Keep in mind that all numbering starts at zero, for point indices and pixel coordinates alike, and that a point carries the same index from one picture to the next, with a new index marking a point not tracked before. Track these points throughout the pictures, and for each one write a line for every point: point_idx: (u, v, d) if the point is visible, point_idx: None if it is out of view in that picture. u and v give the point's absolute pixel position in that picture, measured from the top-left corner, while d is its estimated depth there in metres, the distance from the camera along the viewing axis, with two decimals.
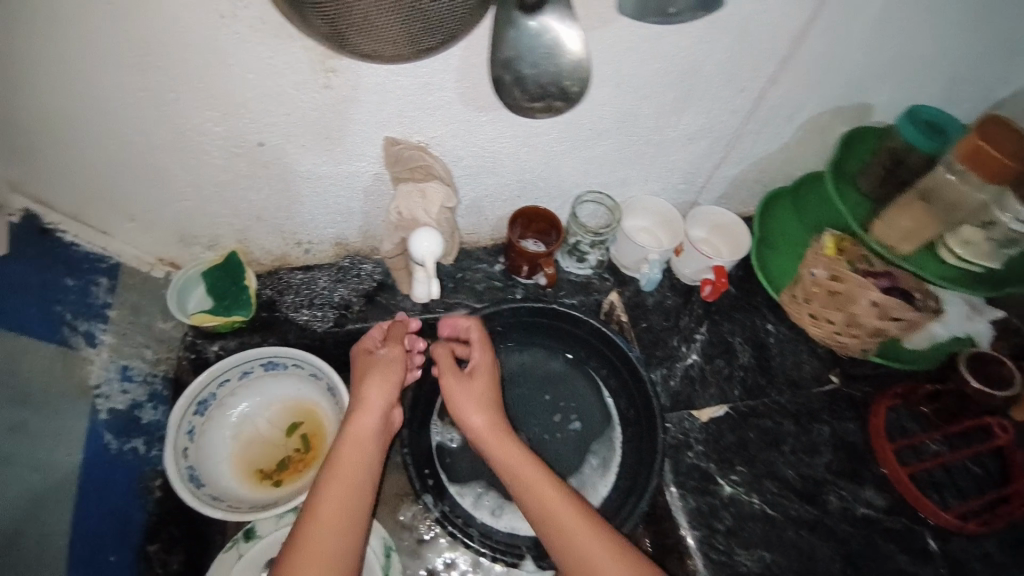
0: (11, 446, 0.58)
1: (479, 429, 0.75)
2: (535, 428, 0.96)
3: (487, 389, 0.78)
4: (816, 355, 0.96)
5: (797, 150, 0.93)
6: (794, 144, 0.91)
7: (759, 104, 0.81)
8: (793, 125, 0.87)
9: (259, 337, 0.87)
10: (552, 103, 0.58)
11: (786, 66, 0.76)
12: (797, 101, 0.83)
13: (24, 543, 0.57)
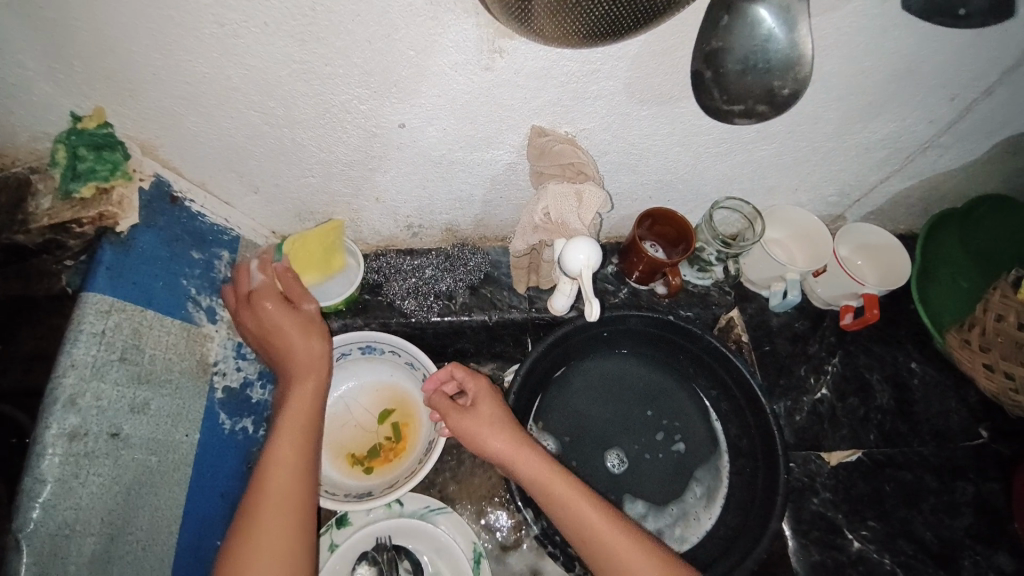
0: (134, 427, 0.55)
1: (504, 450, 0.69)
2: (634, 445, 0.89)
3: (501, 412, 0.73)
4: (965, 404, 0.85)
5: (974, 169, 0.81)
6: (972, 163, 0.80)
7: (948, 117, 0.71)
8: (981, 140, 0.75)
9: (360, 320, 0.84)
10: (755, 107, 0.50)
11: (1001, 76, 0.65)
12: (993, 118, 0.72)
13: (138, 527, 0.53)
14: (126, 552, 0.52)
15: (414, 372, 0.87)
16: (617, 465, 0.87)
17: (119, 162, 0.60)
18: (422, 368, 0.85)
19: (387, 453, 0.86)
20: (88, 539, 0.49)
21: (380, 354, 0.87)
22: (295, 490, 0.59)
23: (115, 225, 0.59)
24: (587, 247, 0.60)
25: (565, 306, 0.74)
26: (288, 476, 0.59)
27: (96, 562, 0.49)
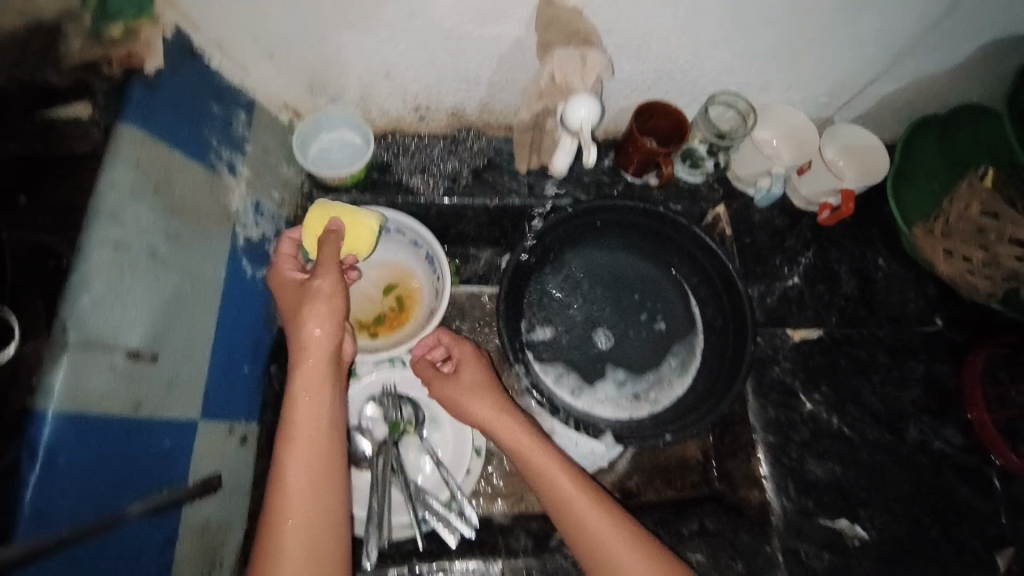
0: (169, 251, 0.61)
1: (486, 418, 0.77)
2: (619, 324, 0.97)
3: (480, 378, 0.80)
4: (924, 296, 0.92)
5: (960, 73, 0.84)
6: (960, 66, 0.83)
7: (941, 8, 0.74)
8: (968, 39, 0.78)
9: (369, 197, 0.89)
10: None
11: None
12: (982, 16, 0.75)
13: (176, 336, 0.61)
14: (168, 353, 0.60)
15: (419, 252, 0.93)
16: (604, 342, 0.96)
17: (143, 5, 0.62)
18: (427, 246, 0.91)
19: (391, 322, 0.93)
20: (135, 335, 0.56)
21: (387, 234, 0.93)
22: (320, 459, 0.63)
23: (142, 66, 0.61)
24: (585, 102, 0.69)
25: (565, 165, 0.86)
26: (308, 485, 0.62)
27: (141, 355, 0.56)
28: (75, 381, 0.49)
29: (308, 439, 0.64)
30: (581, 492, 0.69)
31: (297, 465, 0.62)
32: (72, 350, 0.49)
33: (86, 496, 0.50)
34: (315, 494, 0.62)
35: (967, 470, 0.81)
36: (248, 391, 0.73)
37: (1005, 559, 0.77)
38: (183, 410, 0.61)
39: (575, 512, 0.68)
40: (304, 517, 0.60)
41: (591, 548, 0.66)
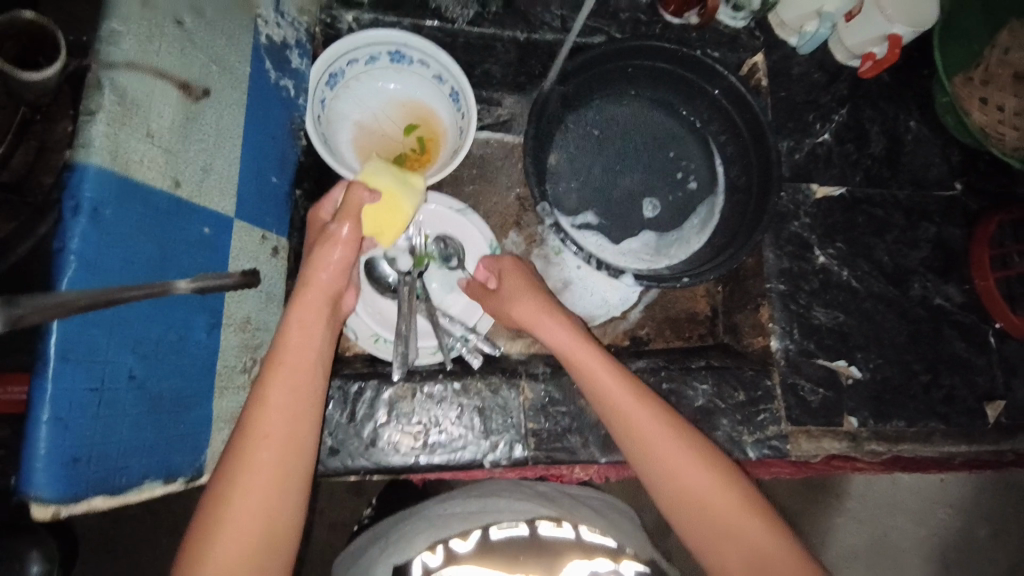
0: (195, 24, 0.56)
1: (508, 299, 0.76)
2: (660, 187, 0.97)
3: (520, 283, 0.77)
4: (946, 161, 0.92)
5: None
6: None
7: None
8: None
9: (393, 18, 0.84)
10: None
11: None
12: None
13: (206, 121, 0.57)
14: (199, 137, 0.57)
15: (442, 87, 0.88)
16: (650, 212, 0.95)
17: None
18: (452, 80, 0.86)
19: (413, 163, 0.89)
20: (167, 108, 0.53)
21: (408, 66, 0.87)
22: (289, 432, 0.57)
23: None
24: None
25: None
26: (296, 403, 0.58)
27: (176, 131, 0.54)
28: (116, 136, 0.47)
29: (295, 360, 0.60)
30: (631, 393, 0.67)
31: (283, 386, 0.58)
32: (109, 98, 0.46)
33: (136, 258, 0.50)
34: (303, 409, 0.59)
35: (962, 324, 0.87)
36: (277, 204, 0.71)
37: (993, 411, 0.85)
38: (217, 201, 0.59)
39: (617, 405, 0.66)
40: (285, 435, 0.57)
41: (615, 416, 0.67)
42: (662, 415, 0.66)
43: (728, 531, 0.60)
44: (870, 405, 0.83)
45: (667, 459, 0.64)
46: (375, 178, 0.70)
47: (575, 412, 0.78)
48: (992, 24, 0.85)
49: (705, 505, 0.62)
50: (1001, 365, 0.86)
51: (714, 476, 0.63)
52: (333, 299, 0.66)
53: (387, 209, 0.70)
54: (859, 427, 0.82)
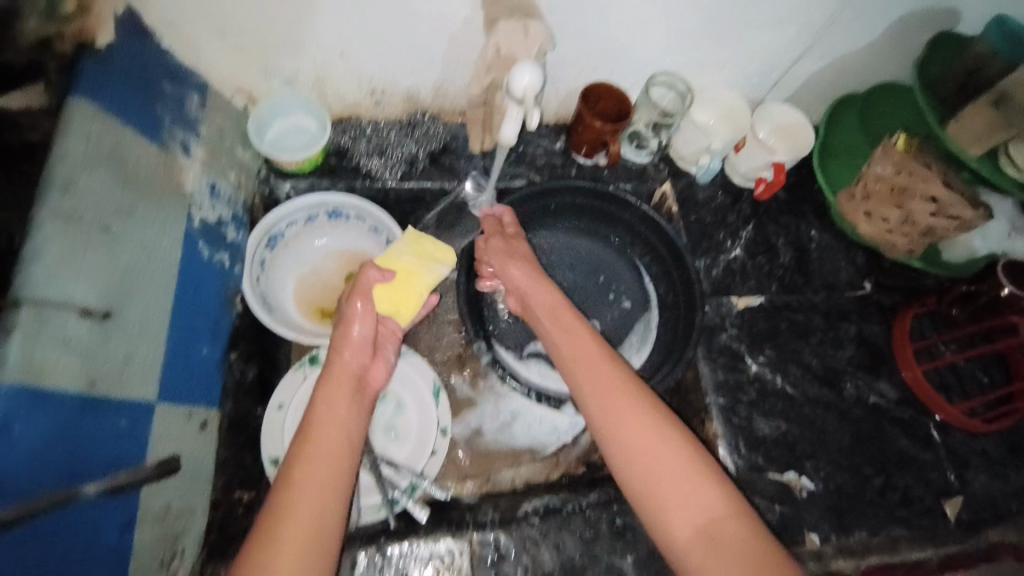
0: (122, 225, 0.60)
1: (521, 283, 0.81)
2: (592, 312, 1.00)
3: (529, 272, 0.81)
4: (854, 264, 0.98)
5: (878, 56, 0.91)
6: (877, 47, 0.89)
7: None
8: (885, 21, 0.85)
9: (327, 182, 0.90)
10: None
11: None
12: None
13: (130, 313, 0.60)
14: (121, 329, 0.59)
15: (378, 237, 0.93)
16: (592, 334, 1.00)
17: None
18: (387, 232, 0.91)
19: None
20: (87, 309, 0.55)
21: (346, 221, 0.93)
22: (321, 487, 0.60)
23: (93, 41, 0.62)
24: (530, 68, 0.65)
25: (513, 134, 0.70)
26: (328, 478, 0.61)
27: (97, 330, 0.56)
28: (29, 349, 0.50)
29: (325, 441, 0.63)
30: (630, 401, 0.67)
31: (315, 464, 0.61)
32: (25, 314, 0.50)
33: (46, 466, 0.51)
34: (336, 482, 0.61)
35: (900, 419, 0.88)
36: (206, 376, 0.72)
37: (952, 508, 0.84)
38: (138, 389, 0.61)
39: (613, 428, 0.66)
40: (322, 511, 0.59)
41: (612, 440, 0.66)
42: (641, 405, 0.67)
43: (697, 518, 0.61)
44: (829, 517, 0.81)
45: (644, 447, 0.64)
46: (393, 260, 0.80)
47: (526, 563, 0.75)
48: (867, 133, 0.96)
49: (676, 483, 0.62)
50: (948, 458, 0.87)
51: (689, 461, 0.63)
52: (360, 381, 0.72)
53: (400, 286, 0.78)
54: (822, 543, 0.80)
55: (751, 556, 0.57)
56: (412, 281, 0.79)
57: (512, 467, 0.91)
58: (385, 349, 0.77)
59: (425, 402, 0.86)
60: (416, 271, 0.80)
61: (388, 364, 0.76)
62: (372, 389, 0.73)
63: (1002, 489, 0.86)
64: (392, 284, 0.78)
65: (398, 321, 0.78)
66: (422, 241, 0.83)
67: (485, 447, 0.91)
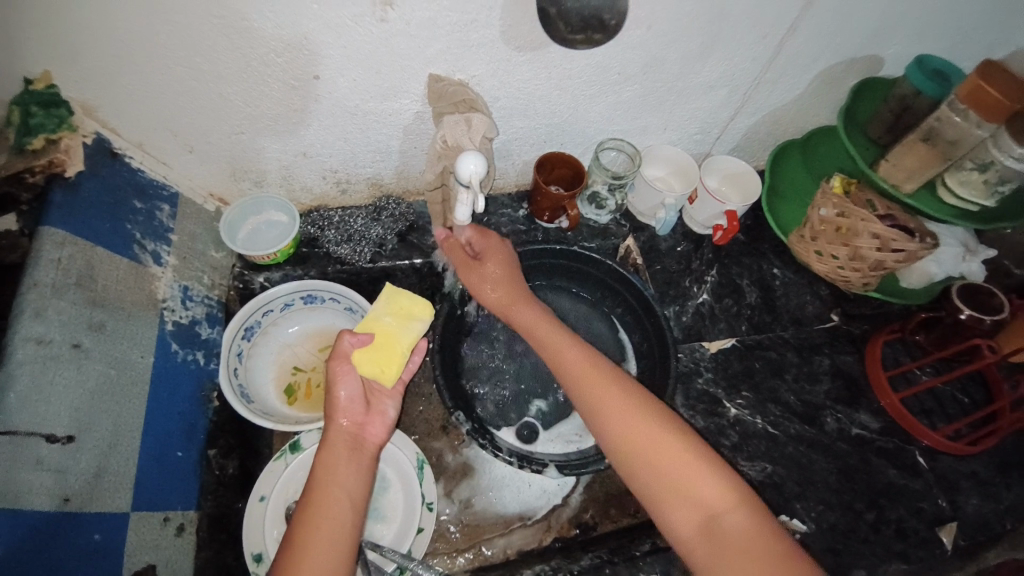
0: (93, 341, 0.64)
1: (500, 299, 0.81)
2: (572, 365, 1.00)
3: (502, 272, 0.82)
4: (819, 296, 1.01)
5: (809, 103, 0.97)
6: (806, 96, 0.96)
7: (779, 53, 0.86)
8: (808, 75, 0.91)
9: (301, 270, 0.93)
10: (591, 34, 0.73)
11: (807, 13, 0.80)
12: (811, 55, 0.88)
13: (101, 426, 0.63)
14: (93, 444, 0.61)
15: (354, 316, 0.93)
16: None
17: (64, 117, 0.68)
18: (361, 310, 0.92)
19: None
20: (54, 437, 0.58)
21: (322, 303, 0.93)
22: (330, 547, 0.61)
23: (63, 171, 0.69)
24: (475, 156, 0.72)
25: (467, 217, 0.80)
26: (333, 531, 0.62)
27: (68, 447, 0.59)
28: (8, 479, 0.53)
29: (330, 497, 0.65)
30: (638, 420, 0.67)
31: (323, 522, 0.63)
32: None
33: None
34: (341, 540, 0.62)
35: (885, 449, 0.88)
36: (181, 477, 0.73)
37: (948, 535, 0.83)
38: (113, 501, 0.62)
39: (627, 447, 0.66)
40: (329, 566, 0.60)
41: (628, 458, 0.66)
42: (640, 411, 0.67)
43: (698, 514, 0.61)
44: (827, 559, 0.79)
45: (647, 451, 0.65)
46: (370, 324, 0.76)
47: None
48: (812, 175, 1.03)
49: (678, 483, 0.62)
50: (937, 484, 0.87)
51: (682, 455, 0.64)
52: (356, 438, 0.72)
53: (383, 349, 0.74)
54: None
55: (754, 547, 0.57)
56: (392, 342, 0.75)
57: (502, 536, 0.88)
58: (381, 403, 0.76)
59: (408, 478, 0.86)
60: (395, 331, 0.76)
61: (386, 418, 0.75)
62: (371, 448, 0.72)
63: (994, 509, 0.86)
64: (373, 348, 0.74)
65: (385, 383, 0.73)
66: (399, 299, 0.79)
67: (476, 516, 0.89)
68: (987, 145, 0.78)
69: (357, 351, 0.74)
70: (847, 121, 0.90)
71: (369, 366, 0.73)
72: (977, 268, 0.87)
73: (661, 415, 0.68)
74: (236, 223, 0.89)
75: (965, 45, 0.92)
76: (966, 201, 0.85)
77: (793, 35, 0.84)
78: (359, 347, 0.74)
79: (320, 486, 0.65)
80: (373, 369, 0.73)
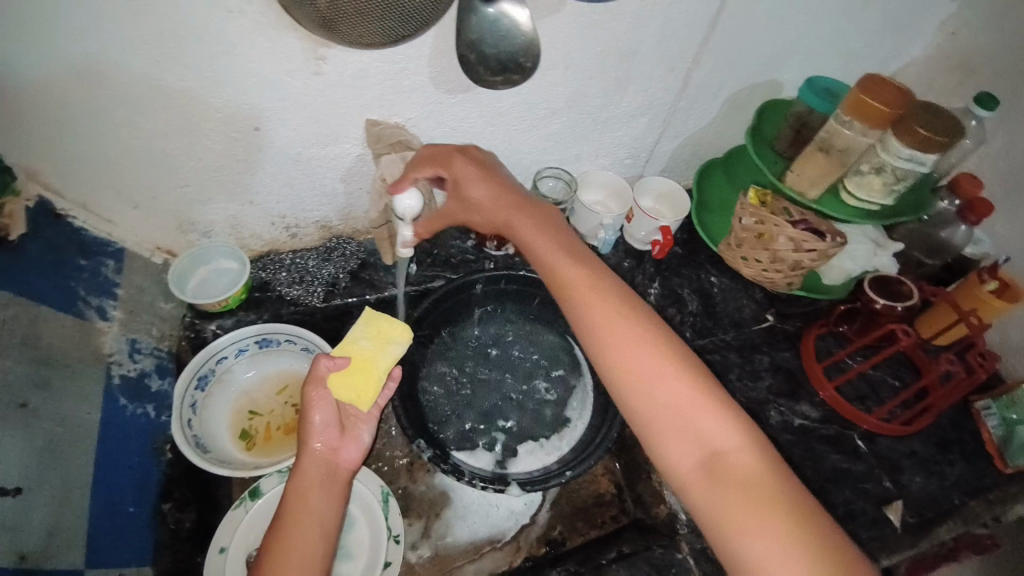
0: (38, 400, 0.64)
1: (496, 212, 0.77)
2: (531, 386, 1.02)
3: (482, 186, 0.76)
4: (754, 299, 1.08)
5: (724, 124, 1.07)
6: (720, 118, 1.05)
7: (689, 82, 0.95)
8: (718, 100, 1.01)
9: (254, 314, 0.94)
10: (511, 76, 0.74)
11: (707, 46, 0.89)
12: (718, 82, 0.97)
13: (48, 486, 0.62)
14: (41, 503, 0.61)
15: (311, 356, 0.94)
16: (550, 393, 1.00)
17: (9, 184, 0.69)
18: (317, 350, 0.92)
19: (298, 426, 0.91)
20: (4, 488, 0.58)
21: (277, 346, 0.94)
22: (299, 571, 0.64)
23: (6, 234, 0.69)
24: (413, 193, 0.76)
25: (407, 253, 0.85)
26: (303, 557, 0.65)
27: (16, 505, 0.58)
28: None
29: (303, 524, 0.67)
30: (653, 359, 0.62)
31: (295, 548, 0.65)
32: None
33: None
34: (311, 565, 0.65)
35: (827, 436, 0.94)
36: (135, 533, 0.71)
37: (896, 514, 0.87)
38: (63, 562, 0.61)
39: (636, 391, 0.62)
40: None
41: (631, 395, 0.62)
42: (655, 348, 0.63)
43: (699, 452, 0.59)
44: None
45: (650, 386, 0.61)
46: (349, 347, 0.77)
47: None
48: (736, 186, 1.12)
49: (682, 423, 0.60)
50: (879, 465, 0.92)
51: (686, 394, 0.61)
52: (331, 464, 0.73)
53: (359, 372, 0.74)
54: None
55: (755, 486, 0.56)
56: (370, 367, 0.75)
57: (473, 562, 0.88)
58: (356, 428, 0.77)
59: (373, 512, 0.85)
60: (372, 355, 0.76)
61: (360, 443, 0.77)
62: (344, 474, 0.74)
63: (938, 485, 0.91)
64: (349, 372, 0.74)
65: (361, 407, 0.73)
66: (380, 323, 0.79)
67: (446, 545, 0.89)
68: (876, 149, 0.88)
69: (332, 375, 0.74)
70: (755, 138, 0.99)
71: (343, 389, 0.73)
72: (888, 261, 0.96)
73: (674, 352, 0.63)
74: (185, 274, 0.90)
75: (850, 65, 1.03)
76: (866, 202, 0.94)
77: (698, 66, 0.93)
78: (336, 371, 0.75)
79: (293, 511, 0.68)
80: (349, 394, 0.73)
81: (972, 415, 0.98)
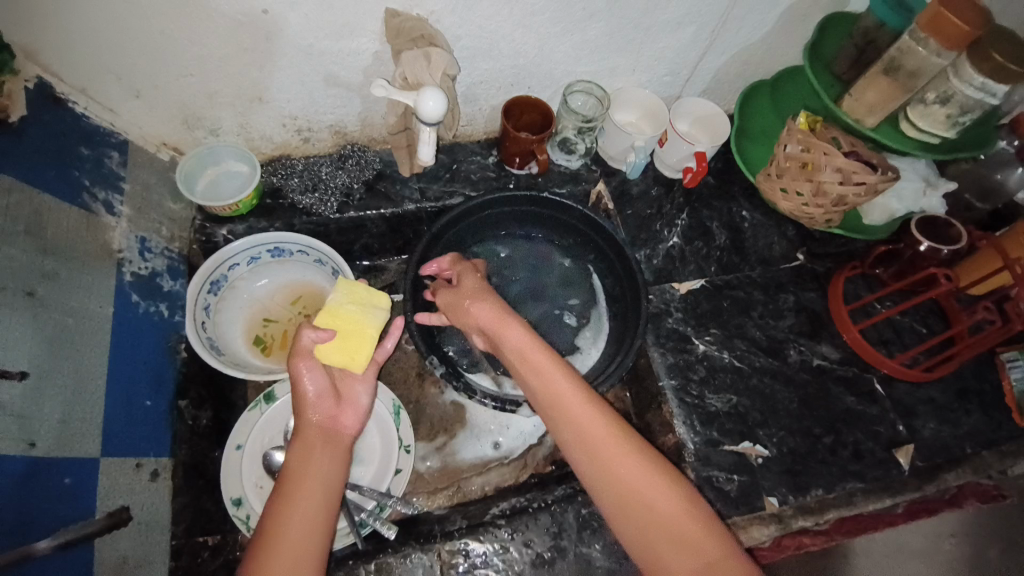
0: (47, 289, 0.63)
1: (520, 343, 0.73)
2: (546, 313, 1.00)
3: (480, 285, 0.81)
4: (785, 237, 1.02)
5: (777, 40, 0.96)
6: (774, 33, 0.95)
7: None
8: (774, 11, 0.90)
9: (266, 222, 0.91)
10: None
11: None
12: None
13: (62, 374, 0.62)
14: (56, 390, 0.61)
15: (325, 269, 0.92)
16: (572, 320, 0.99)
17: (6, 61, 0.62)
18: (331, 262, 0.91)
19: None
20: (13, 372, 0.57)
21: (290, 257, 0.92)
22: (308, 534, 0.59)
23: (6, 117, 0.64)
24: (434, 95, 0.77)
25: (430, 155, 0.87)
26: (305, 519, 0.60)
27: (29, 393, 0.58)
28: None
29: (306, 486, 0.62)
30: (630, 454, 0.64)
31: (297, 508, 0.60)
32: None
33: None
34: (319, 523, 0.60)
35: (845, 379, 0.92)
36: (153, 426, 0.73)
37: (904, 457, 0.87)
38: (83, 447, 0.62)
39: (625, 482, 0.62)
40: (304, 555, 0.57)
41: (627, 519, 0.61)
42: (643, 459, 0.64)
43: (695, 562, 0.58)
44: (786, 480, 0.84)
45: (640, 497, 0.62)
46: (331, 316, 0.75)
47: (500, 567, 0.73)
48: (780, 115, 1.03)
49: (677, 547, 0.59)
50: (894, 410, 0.90)
51: (676, 504, 0.61)
52: (331, 428, 0.70)
53: (350, 337, 0.74)
54: (781, 506, 0.82)
55: None
56: (362, 330, 0.75)
57: (480, 475, 0.91)
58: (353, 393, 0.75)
59: (385, 423, 0.87)
60: (362, 318, 0.76)
61: (360, 405, 0.74)
62: (344, 437, 0.71)
63: (950, 432, 0.90)
64: (340, 339, 0.74)
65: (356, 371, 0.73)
66: (356, 289, 0.79)
67: (455, 458, 0.92)
68: (947, 74, 0.79)
69: (319, 347, 0.73)
70: (813, 58, 0.90)
71: (335, 358, 0.73)
72: (937, 203, 0.91)
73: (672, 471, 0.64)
74: (195, 177, 0.87)
75: None
76: (927, 134, 0.86)
77: None
78: (322, 341, 0.73)
79: (298, 475, 0.64)
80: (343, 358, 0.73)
81: (996, 367, 0.96)
